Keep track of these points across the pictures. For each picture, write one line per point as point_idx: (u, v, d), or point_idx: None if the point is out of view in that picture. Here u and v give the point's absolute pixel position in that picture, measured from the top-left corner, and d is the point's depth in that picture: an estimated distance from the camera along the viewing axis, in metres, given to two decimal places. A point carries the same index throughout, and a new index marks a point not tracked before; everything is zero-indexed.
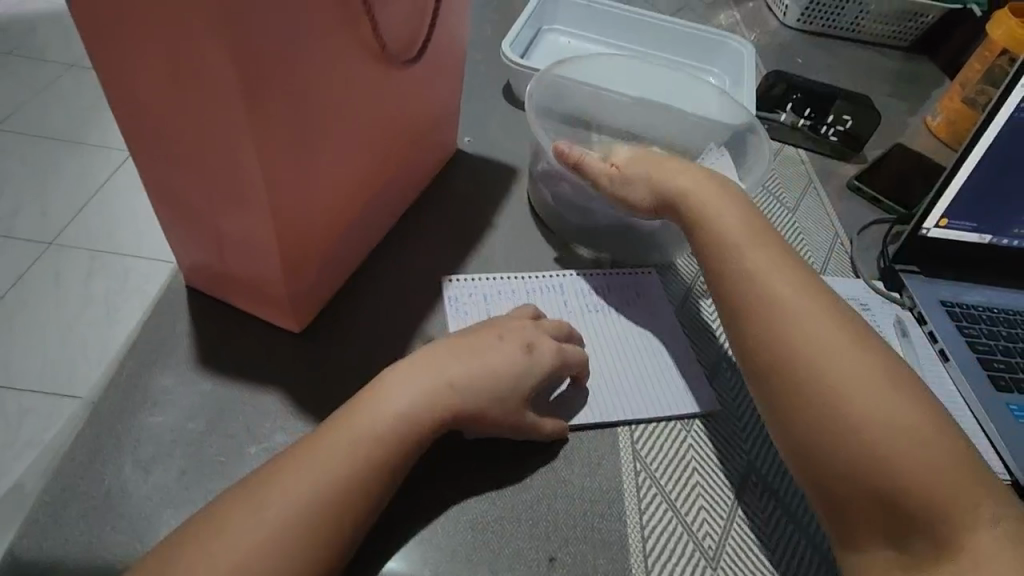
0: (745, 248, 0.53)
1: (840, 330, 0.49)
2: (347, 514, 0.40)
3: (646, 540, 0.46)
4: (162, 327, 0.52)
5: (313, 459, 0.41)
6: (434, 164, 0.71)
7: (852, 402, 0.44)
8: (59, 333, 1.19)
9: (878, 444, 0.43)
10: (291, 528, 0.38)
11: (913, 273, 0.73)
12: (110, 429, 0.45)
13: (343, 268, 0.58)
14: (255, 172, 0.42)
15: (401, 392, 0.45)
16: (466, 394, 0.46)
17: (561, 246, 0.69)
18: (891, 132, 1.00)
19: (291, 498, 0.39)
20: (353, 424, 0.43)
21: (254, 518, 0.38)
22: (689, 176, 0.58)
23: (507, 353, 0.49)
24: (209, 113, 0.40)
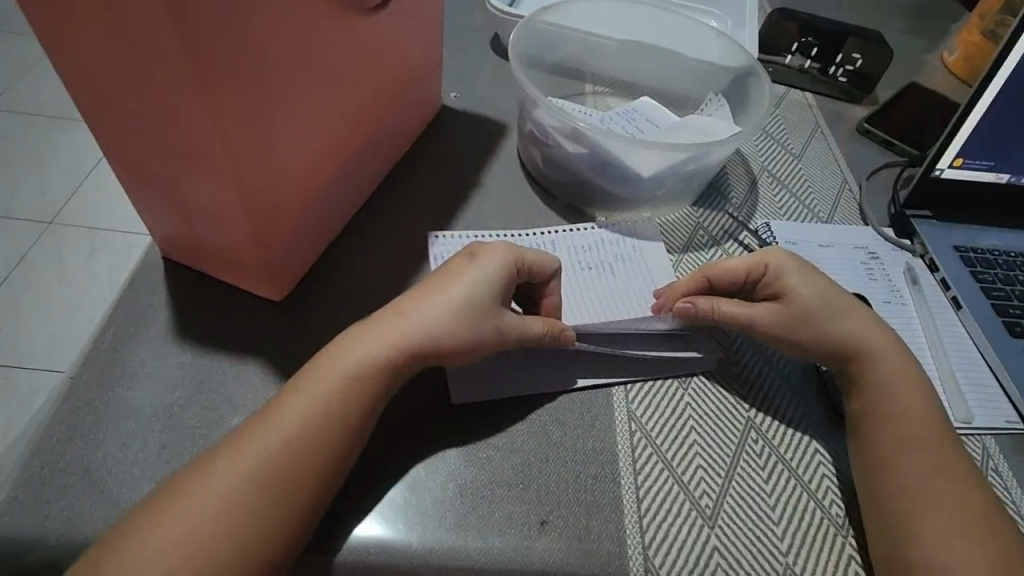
0: (821, 325, 0.51)
1: (907, 374, 0.50)
2: (326, 479, 0.40)
3: (642, 500, 0.45)
4: (138, 299, 0.51)
5: (289, 428, 0.40)
6: (417, 121, 0.68)
7: (918, 444, 0.46)
8: (64, 310, 1.19)
9: (923, 486, 0.44)
10: (268, 497, 0.38)
11: (925, 218, 0.69)
12: (89, 404, 0.45)
13: (324, 231, 0.56)
14: (216, 140, 0.40)
15: (367, 345, 0.44)
16: (436, 323, 0.45)
17: (551, 201, 0.66)
18: (904, 71, 0.94)
19: (266, 472, 0.38)
20: (317, 376, 0.42)
21: (231, 486, 0.38)
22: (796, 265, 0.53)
23: (460, 274, 0.46)
24: (156, 74, 0.37)
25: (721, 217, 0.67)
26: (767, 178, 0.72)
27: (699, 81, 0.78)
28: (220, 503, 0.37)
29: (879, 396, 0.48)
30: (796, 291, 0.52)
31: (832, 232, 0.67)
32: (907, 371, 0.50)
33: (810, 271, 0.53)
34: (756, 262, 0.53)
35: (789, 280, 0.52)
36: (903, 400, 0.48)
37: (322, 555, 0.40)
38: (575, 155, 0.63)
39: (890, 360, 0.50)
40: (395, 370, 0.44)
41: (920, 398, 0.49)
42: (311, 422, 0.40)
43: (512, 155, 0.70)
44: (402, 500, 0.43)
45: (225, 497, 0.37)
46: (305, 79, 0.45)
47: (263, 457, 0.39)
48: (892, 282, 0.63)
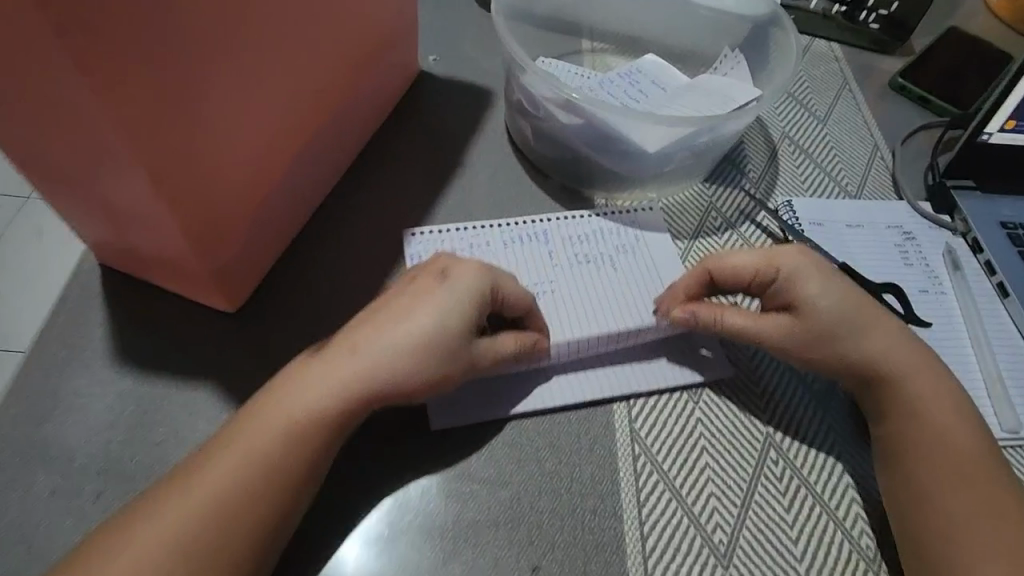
0: (843, 342, 0.44)
1: (944, 391, 0.43)
2: (270, 526, 0.35)
3: (647, 538, 0.40)
4: (72, 316, 0.44)
5: (232, 476, 0.35)
6: (390, 92, 0.60)
7: (959, 480, 0.40)
8: None
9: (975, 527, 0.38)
10: (207, 555, 0.33)
11: (969, 189, 0.61)
12: (16, 444, 0.39)
13: (283, 228, 0.49)
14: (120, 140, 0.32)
15: (319, 378, 0.37)
16: (401, 359, 0.38)
17: (543, 182, 0.59)
18: (943, 14, 0.84)
19: (203, 531, 0.33)
20: (265, 408, 0.37)
21: (163, 546, 0.32)
22: (813, 269, 0.45)
23: (426, 297, 0.39)
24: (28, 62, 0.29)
25: (736, 196, 0.59)
26: (788, 146, 0.64)
27: (712, 34, 0.69)
28: (148, 566, 0.32)
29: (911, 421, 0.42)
30: (814, 303, 0.44)
31: (862, 209, 0.59)
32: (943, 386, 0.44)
33: (829, 275, 0.45)
34: (764, 266, 0.46)
35: (802, 289, 0.44)
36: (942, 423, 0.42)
37: None
38: (570, 129, 0.54)
39: (923, 377, 0.43)
40: (360, 406, 0.37)
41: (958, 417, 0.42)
42: (257, 465, 0.35)
43: (499, 129, 0.62)
44: (376, 546, 0.38)
45: (154, 561, 0.32)
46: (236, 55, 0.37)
47: (196, 508, 0.33)
48: (930, 268, 0.56)
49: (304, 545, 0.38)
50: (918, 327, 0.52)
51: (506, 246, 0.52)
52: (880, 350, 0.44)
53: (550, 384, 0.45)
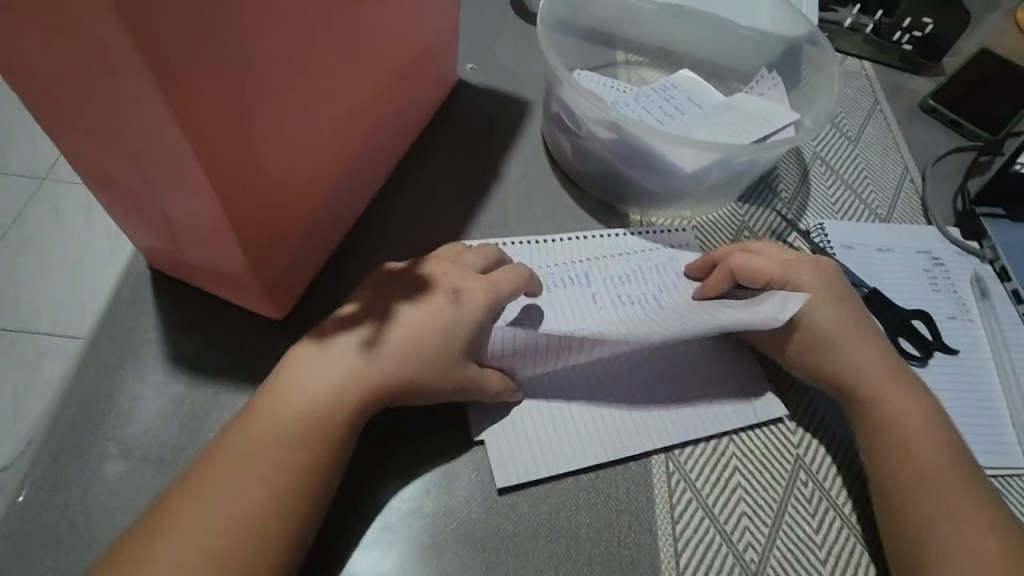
0: (827, 355, 0.47)
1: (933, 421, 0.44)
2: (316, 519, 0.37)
3: (680, 554, 0.41)
4: (124, 319, 0.46)
5: (282, 475, 0.37)
6: (431, 102, 0.61)
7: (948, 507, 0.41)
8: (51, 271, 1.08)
9: (932, 517, 0.41)
10: (260, 547, 0.35)
11: (999, 217, 0.62)
12: (73, 445, 0.41)
13: (328, 240, 0.50)
14: (189, 162, 0.35)
15: (335, 367, 0.40)
16: (356, 370, 0.40)
17: (579, 196, 0.60)
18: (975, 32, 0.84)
19: (257, 528, 0.35)
20: (285, 408, 0.38)
21: (214, 546, 0.34)
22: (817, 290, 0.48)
23: (428, 312, 0.42)
24: (122, 94, 0.32)
25: (767, 215, 0.60)
26: (819, 166, 0.65)
27: (747, 51, 0.69)
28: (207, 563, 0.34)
29: (879, 423, 0.45)
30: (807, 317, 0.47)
31: (892, 233, 0.60)
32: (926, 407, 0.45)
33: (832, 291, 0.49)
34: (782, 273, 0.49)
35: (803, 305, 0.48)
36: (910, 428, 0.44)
37: None
38: (610, 147, 0.55)
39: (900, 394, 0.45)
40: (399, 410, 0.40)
41: (929, 427, 0.44)
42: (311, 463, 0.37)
43: (536, 141, 0.63)
44: (422, 551, 0.40)
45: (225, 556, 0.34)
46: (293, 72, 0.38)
47: (261, 504, 0.36)
48: (958, 293, 0.57)
49: (345, 524, 0.40)
50: (946, 354, 0.53)
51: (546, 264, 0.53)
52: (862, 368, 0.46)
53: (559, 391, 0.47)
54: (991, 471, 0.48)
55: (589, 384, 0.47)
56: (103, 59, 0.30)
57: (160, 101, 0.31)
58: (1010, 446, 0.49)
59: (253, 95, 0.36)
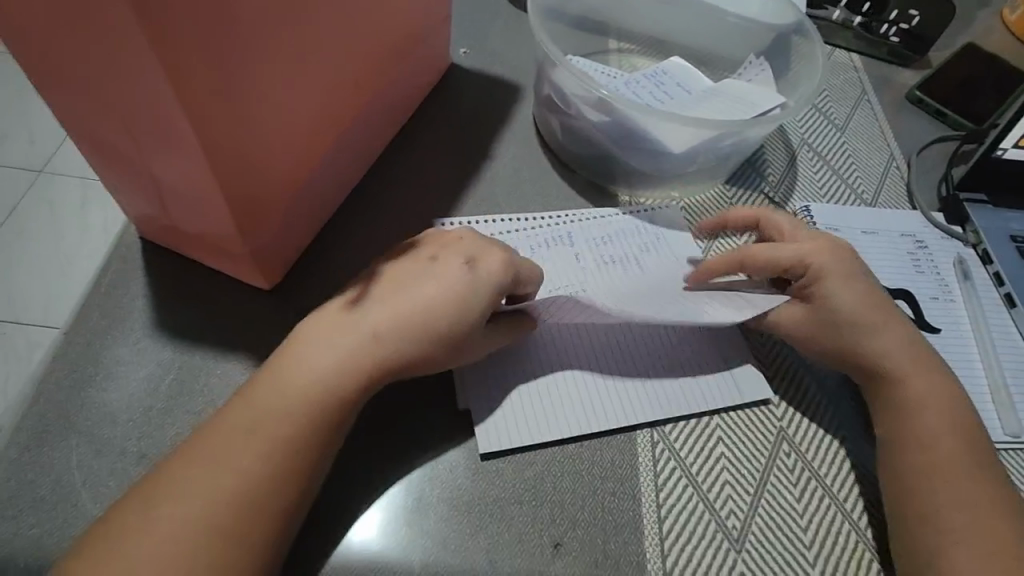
0: (856, 332, 0.47)
1: (952, 405, 0.45)
2: (300, 479, 0.37)
3: (663, 521, 0.42)
4: (114, 287, 0.46)
5: (268, 435, 0.37)
6: (423, 82, 0.61)
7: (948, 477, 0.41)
8: (39, 260, 1.07)
9: (946, 509, 0.40)
10: (244, 505, 0.35)
11: (982, 202, 0.63)
12: (59, 407, 0.41)
13: (318, 213, 0.51)
14: (182, 125, 0.35)
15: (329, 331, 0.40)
16: (374, 334, 0.40)
17: (569, 176, 0.60)
18: (960, 28, 0.85)
19: (241, 486, 0.35)
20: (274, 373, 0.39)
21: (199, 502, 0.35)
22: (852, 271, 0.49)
23: (447, 280, 0.42)
24: (115, 53, 0.32)
25: (753, 198, 0.61)
26: (806, 152, 0.66)
27: (737, 37, 0.70)
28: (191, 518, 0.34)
29: (903, 415, 0.44)
30: (837, 295, 0.47)
31: (877, 216, 0.61)
32: (947, 397, 0.45)
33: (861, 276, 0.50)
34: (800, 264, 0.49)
35: (830, 282, 0.48)
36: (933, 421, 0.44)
37: (306, 562, 0.38)
38: (599, 126, 0.56)
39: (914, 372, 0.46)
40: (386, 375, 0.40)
41: (945, 413, 0.44)
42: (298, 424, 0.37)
43: (528, 124, 0.63)
44: (408, 515, 0.40)
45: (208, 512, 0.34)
46: (287, 36, 0.39)
47: (245, 461, 0.36)
48: (940, 275, 0.58)
49: (332, 487, 0.41)
50: (927, 332, 0.54)
51: (532, 244, 0.54)
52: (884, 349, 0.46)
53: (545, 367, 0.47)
54: None
55: (580, 365, 0.47)
56: (96, 12, 0.30)
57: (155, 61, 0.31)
58: (989, 421, 0.50)
59: (247, 59, 0.36)
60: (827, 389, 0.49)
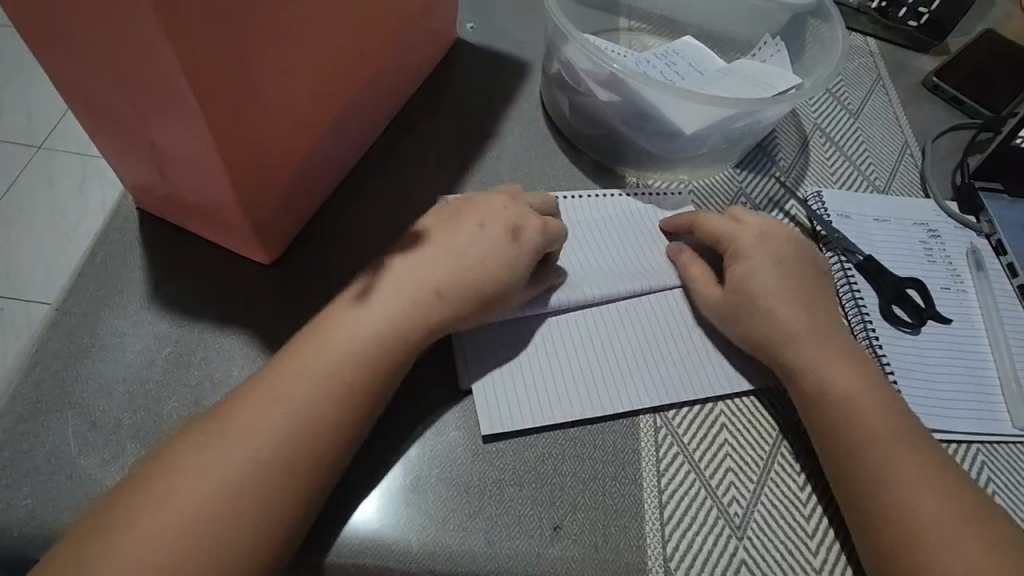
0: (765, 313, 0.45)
1: (885, 398, 0.43)
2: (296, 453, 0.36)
3: (664, 506, 0.41)
4: (112, 258, 0.45)
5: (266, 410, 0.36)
6: (429, 57, 0.60)
7: (902, 472, 0.40)
8: (36, 236, 1.06)
9: (904, 505, 0.39)
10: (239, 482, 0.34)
11: (997, 192, 0.62)
12: (55, 378, 0.40)
13: (319, 189, 0.50)
14: (181, 88, 0.33)
15: (345, 333, 0.39)
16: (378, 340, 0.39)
17: (576, 156, 0.59)
18: (978, 14, 0.83)
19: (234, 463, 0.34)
20: None
21: (192, 475, 0.34)
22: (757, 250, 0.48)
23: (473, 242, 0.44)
24: (113, 10, 0.30)
25: (762, 182, 0.60)
26: (820, 138, 0.64)
27: (753, 17, 0.68)
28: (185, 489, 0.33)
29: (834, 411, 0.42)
30: (747, 277, 0.47)
31: (889, 204, 0.60)
32: (874, 390, 0.43)
33: (788, 263, 0.48)
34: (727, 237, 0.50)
35: (742, 263, 0.48)
36: (853, 407, 0.42)
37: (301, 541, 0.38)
38: (609, 105, 0.55)
39: (826, 356, 0.44)
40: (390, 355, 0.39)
41: (880, 406, 0.42)
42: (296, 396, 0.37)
43: (534, 102, 0.62)
44: (406, 494, 0.40)
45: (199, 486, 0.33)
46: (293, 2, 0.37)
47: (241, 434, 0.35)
48: (953, 266, 0.57)
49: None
50: (939, 323, 0.52)
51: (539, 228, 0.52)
52: (786, 334, 0.45)
53: (538, 350, 0.46)
54: (979, 438, 0.48)
55: (577, 352, 0.46)
56: None
57: (151, 16, 0.29)
58: (999, 412, 0.49)
59: (250, 26, 0.35)
60: None
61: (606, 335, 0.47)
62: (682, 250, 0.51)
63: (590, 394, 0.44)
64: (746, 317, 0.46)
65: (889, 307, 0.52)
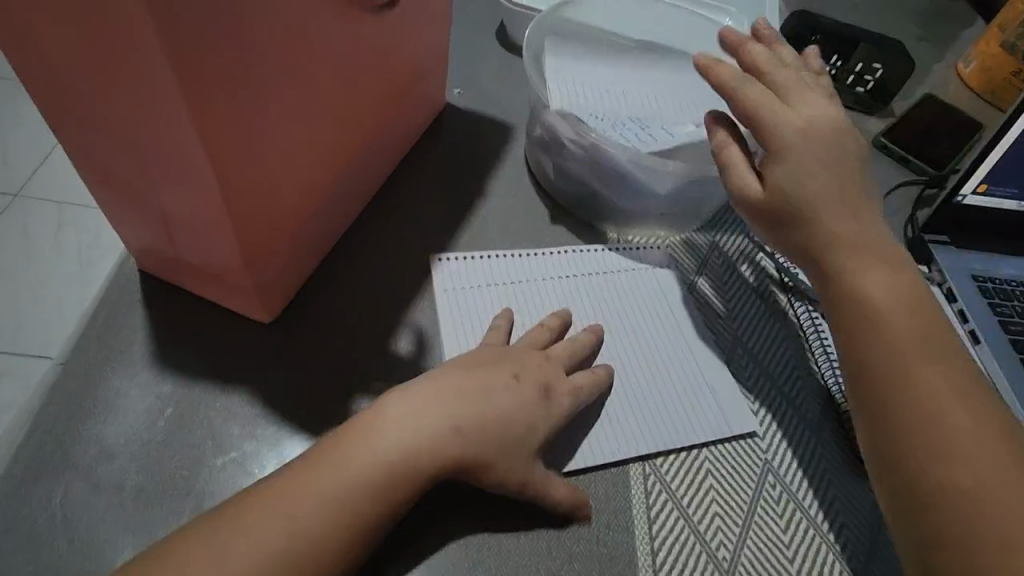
0: (868, 283, 0.44)
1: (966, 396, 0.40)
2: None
3: (656, 553, 0.43)
4: (113, 318, 0.46)
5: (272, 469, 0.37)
6: (419, 121, 0.64)
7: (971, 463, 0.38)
8: (10, 285, 1.05)
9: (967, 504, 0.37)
10: None
11: (945, 244, 0.67)
12: (55, 440, 0.41)
13: (317, 249, 0.52)
14: (200, 163, 0.36)
15: (398, 427, 0.39)
16: (429, 441, 0.39)
17: (558, 212, 0.63)
18: (918, 79, 0.92)
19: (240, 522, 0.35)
20: None
21: (201, 539, 0.35)
22: (851, 221, 0.45)
23: (514, 390, 0.43)
24: (140, 93, 0.33)
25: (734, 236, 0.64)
26: None
27: (714, 85, 0.74)
28: (194, 556, 0.34)
29: (926, 413, 0.39)
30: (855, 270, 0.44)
31: None
32: (966, 386, 0.40)
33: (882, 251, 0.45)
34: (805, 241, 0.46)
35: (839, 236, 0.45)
36: (926, 383, 0.40)
37: None
38: (588, 167, 0.59)
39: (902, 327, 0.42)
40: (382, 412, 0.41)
41: (951, 382, 0.40)
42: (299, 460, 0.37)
43: (519, 162, 0.66)
44: (406, 550, 0.41)
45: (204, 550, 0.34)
46: (299, 81, 0.41)
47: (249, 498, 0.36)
48: None
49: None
50: None
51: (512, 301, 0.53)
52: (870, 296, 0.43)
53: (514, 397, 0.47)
54: None
55: None
56: (133, 67, 0.31)
57: (180, 98, 0.32)
58: None
59: (264, 104, 0.38)
60: (803, 429, 0.51)
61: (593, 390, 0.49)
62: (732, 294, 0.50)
63: (579, 444, 0.46)
64: (859, 253, 0.45)
65: None
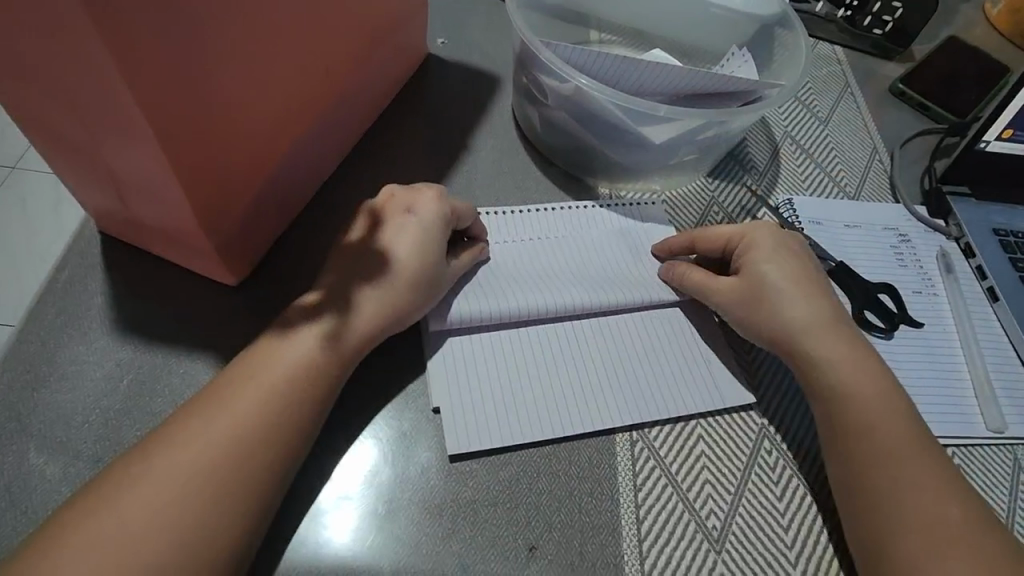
0: (792, 306, 0.46)
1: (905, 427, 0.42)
2: (264, 487, 0.36)
3: (642, 523, 0.41)
4: (73, 283, 0.44)
5: (227, 437, 0.35)
6: (399, 73, 0.60)
7: (908, 481, 0.39)
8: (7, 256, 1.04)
9: (893, 510, 0.38)
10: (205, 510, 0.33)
11: (964, 196, 0.63)
12: (10, 408, 0.39)
13: (286, 209, 0.49)
14: (133, 114, 0.33)
15: (285, 358, 0.39)
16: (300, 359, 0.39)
17: (546, 166, 0.59)
18: (942, 21, 0.85)
19: (191, 492, 0.34)
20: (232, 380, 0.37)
21: (152, 507, 0.33)
22: (790, 259, 0.48)
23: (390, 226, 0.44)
24: (57, 35, 0.29)
25: (734, 189, 0.60)
26: (791, 146, 0.65)
27: (719, 28, 0.69)
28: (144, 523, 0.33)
29: (856, 425, 0.42)
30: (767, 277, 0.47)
31: (861, 210, 0.60)
32: (903, 413, 0.43)
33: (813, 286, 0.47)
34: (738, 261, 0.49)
35: (756, 254, 0.48)
36: (861, 402, 0.43)
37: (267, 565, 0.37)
38: (575, 117, 0.55)
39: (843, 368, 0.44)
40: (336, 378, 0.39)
41: (892, 408, 0.43)
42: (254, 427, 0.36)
43: (506, 115, 0.62)
44: (378, 519, 0.39)
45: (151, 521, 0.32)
46: (249, 23, 0.37)
47: (199, 470, 0.34)
48: (923, 270, 0.58)
49: (300, 484, 0.40)
50: (910, 326, 0.53)
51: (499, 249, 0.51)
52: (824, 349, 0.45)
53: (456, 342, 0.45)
54: (955, 442, 0.48)
55: (545, 365, 0.46)
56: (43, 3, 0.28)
57: (100, 42, 0.29)
58: (971, 415, 0.49)
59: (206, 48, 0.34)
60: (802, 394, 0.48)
61: (574, 352, 0.47)
62: (677, 265, 0.50)
63: (525, 388, 0.44)
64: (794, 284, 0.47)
65: (863, 312, 0.52)
